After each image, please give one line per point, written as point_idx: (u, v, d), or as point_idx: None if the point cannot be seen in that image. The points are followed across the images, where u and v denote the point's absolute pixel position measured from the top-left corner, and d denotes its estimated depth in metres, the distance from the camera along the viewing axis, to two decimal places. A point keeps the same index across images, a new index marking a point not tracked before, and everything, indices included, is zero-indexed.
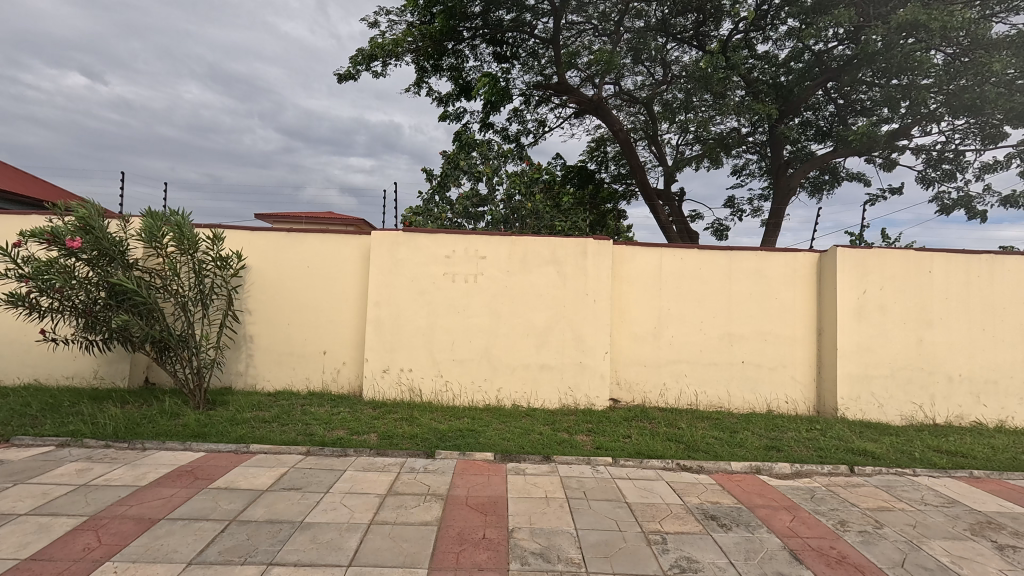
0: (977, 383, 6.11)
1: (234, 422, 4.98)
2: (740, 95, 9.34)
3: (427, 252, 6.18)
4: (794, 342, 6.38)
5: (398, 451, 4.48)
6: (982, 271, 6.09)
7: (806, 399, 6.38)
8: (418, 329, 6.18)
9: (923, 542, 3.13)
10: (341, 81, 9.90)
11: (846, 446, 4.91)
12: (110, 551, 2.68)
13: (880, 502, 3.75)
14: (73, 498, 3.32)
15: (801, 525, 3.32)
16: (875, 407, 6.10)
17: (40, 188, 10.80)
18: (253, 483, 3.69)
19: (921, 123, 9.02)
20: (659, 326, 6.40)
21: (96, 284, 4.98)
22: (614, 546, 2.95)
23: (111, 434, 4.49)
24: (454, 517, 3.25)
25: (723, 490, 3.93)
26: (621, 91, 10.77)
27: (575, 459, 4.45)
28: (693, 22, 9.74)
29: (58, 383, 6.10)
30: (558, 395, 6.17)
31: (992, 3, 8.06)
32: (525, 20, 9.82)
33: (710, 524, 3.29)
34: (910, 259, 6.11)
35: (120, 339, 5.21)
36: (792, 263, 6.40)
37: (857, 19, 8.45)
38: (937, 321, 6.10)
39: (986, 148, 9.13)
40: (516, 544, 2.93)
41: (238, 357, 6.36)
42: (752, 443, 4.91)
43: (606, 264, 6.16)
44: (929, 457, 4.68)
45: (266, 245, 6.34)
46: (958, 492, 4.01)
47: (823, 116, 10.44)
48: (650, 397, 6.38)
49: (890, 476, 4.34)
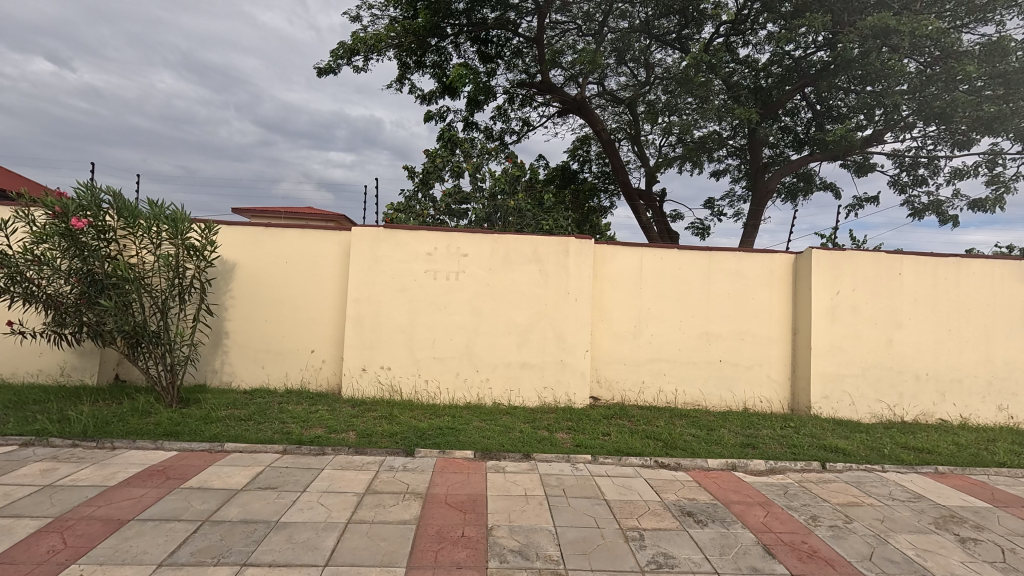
0: (943, 381, 6.32)
1: (208, 420, 4.88)
2: (721, 98, 9.46)
3: (409, 249, 6.13)
4: (770, 341, 6.52)
5: (377, 450, 4.43)
6: (949, 273, 6.31)
7: (780, 398, 6.52)
8: (398, 326, 6.13)
9: (889, 535, 3.23)
10: (321, 75, 9.76)
11: (819, 443, 5.04)
12: (76, 553, 2.60)
13: (850, 498, 3.86)
14: (38, 499, 3.21)
15: (774, 521, 3.40)
16: (846, 405, 6.27)
17: (6, 177, 10.33)
18: (227, 483, 3.61)
19: (894, 129, 9.29)
20: (639, 326, 6.47)
21: (71, 272, 4.84)
22: (592, 543, 2.97)
23: (80, 433, 4.35)
24: (433, 515, 3.24)
25: (701, 486, 3.99)
26: (605, 91, 10.84)
27: (555, 457, 4.47)
28: (676, 24, 9.86)
29: (23, 380, 5.89)
30: (537, 393, 6.19)
31: (961, 13, 8.33)
32: (509, 18, 9.79)
33: (686, 520, 3.34)
34: (881, 260, 6.28)
35: (91, 331, 5.06)
36: (768, 264, 6.53)
37: (834, 25, 8.66)
38: (906, 322, 6.30)
39: (956, 154, 9.42)
40: (495, 542, 2.93)
41: (215, 353, 6.23)
42: (728, 440, 5.00)
43: (587, 262, 6.20)
44: (897, 454, 4.83)
45: (243, 240, 6.21)
46: (924, 487, 4.14)
47: (801, 122, 10.74)
48: (629, 396, 6.44)
49: (860, 472, 4.47)
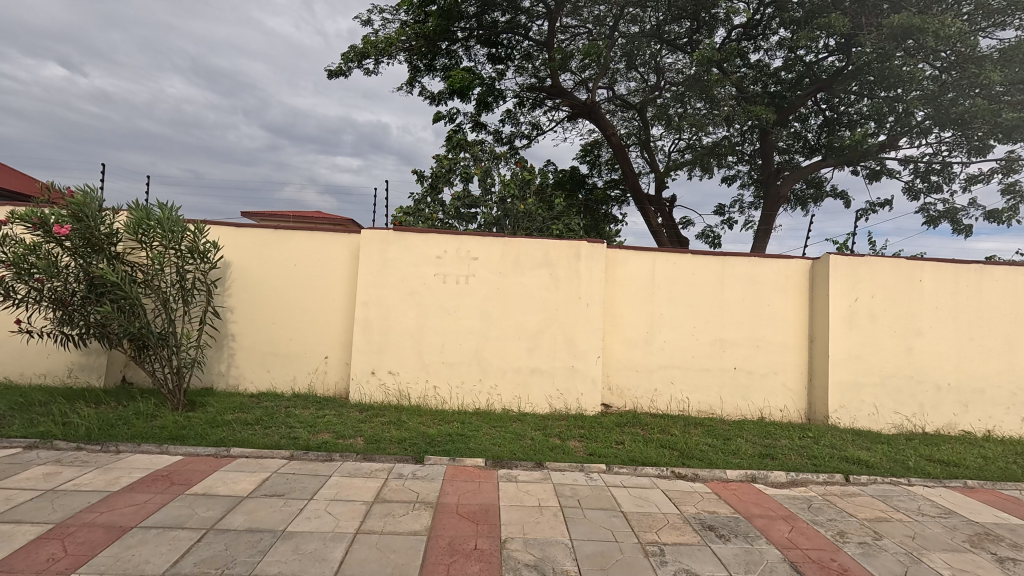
0: (965, 392, 6.13)
1: (215, 424, 4.80)
2: (733, 103, 9.32)
3: (418, 252, 6.05)
4: (786, 348, 6.37)
5: (386, 457, 4.33)
6: (970, 280, 6.13)
7: (797, 407, 6.36)
8: (407, 331, 6.03)
9: (923, 554, 3.08)
10: (332, 78, 9.79)
11: (840, 454, 4.87)
12: (76, 562, 2.50)
13: (877, 513, 3.70)
14: (39, 505, 3.12)
15: (800, 536, 3.25)
16: (865, 415, 6.09)
17: (20, 180, 10.41)
18: (232, 489, 3.52)
19: (909, 134, 9.13)
20: (652, 332, 6.34)
21: (78, 274, 4.81)
22: (611, 558, 2.84)
23: (85, 436, 4.29)
24: (445, 526, 3.13)
25: (720, 499, 3.84)
26: (614, 96, 10.80)
27: (568, 466, 4.34)
28: (687, 29, 9.79)
29: (29, 382, 5.84)
30: (548, 399, 6.07)
31: (979, 17, 8.21)
32: (520, 22, 9.82)
33: (708, 534, 3.20)
34: (900, 267, 6.12)
35: (98, 334, 5.03)
36: (784, 269, 6.38)
37: (849, 29, 8.58)
38: (927, 330, 6.12)
39: (972, 160, 9.24)
40: (510, 555, 2.81)
41: (222, 356, 6.16)
42: (746, 451, 4.85)
43: (599, 266, 6.09)
44: (923, 467, 4.66)
45: (251, 242, 6.16)
46: (955, 503, 3.97)
47: (812, 128, 10.57)
48: (641, 403, 6.30)
49: (886, 486, 4.31)
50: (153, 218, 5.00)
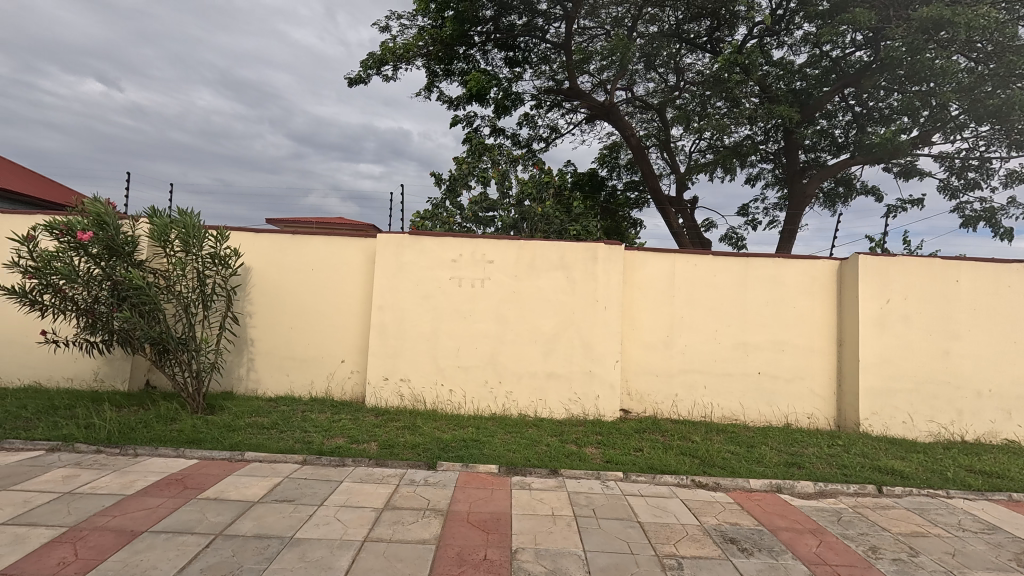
0: (1007, 398, 5.79)
1: (231, 428, 4.84)
2: (755, 102, 9.09)
3: (433, 255, 6.02)
4: (813, 352, 6.12)
5: (399, 463, 4.29)
6: (1012, 281, 5.80)
7: (825, 413, 6.10)
8: (422, 335, 6.01)
9: (964, 573, 2.87)
10: (352, 86, 9.91)
11: (872, 464, 4.63)
12: (85, 566, 2.51)
13: (913, 527, 3.48)
14: (55, 507, 3.16)
15: (828, 552, 3.07)
16: (899, 423, 5.80)
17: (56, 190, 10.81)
18: (244, 494, 3.51)
19: (943, 129, 8.74)
20: (671, 335, 6.17)
21: (101, 281, 4.91)
22: (626, 571, 2.72)
23: (105, 439, 4.36)
24: (454, 535, 3.05)
25: (743, 510, 3.68)
26: (633, 98, 10.64)
27: (584, 474, 4.22)
28: (707, 27, 9.60)
29: (57, 385, 6.00)
30: (565, 404, 5.95)
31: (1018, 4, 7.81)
32: (537, 24, 9.76)
33: (730, 548, 3.05)
34: (935, 267, 5.82)
35: (121, 339, 5.13)
36: (810, 270, 6.15)
37: (877, 22, 8.28)
38: (965, 333, 5.81)
39: (1012, 155, 8.80)
40: (520, 567, 2.71)
41: (241, 360, 6.23)
42: (771, 459, 4.65)
43: (617, 269, 5.96)
44: (963, 478, 4.39)
45: (269, 247, 6.23)
46: (999, 517, 3.71)
47: (840, 125, 10.22)
48: (661, 409, 6.13)
49: (922, 498, 4.07)
50: (173, 225, 5.09)
